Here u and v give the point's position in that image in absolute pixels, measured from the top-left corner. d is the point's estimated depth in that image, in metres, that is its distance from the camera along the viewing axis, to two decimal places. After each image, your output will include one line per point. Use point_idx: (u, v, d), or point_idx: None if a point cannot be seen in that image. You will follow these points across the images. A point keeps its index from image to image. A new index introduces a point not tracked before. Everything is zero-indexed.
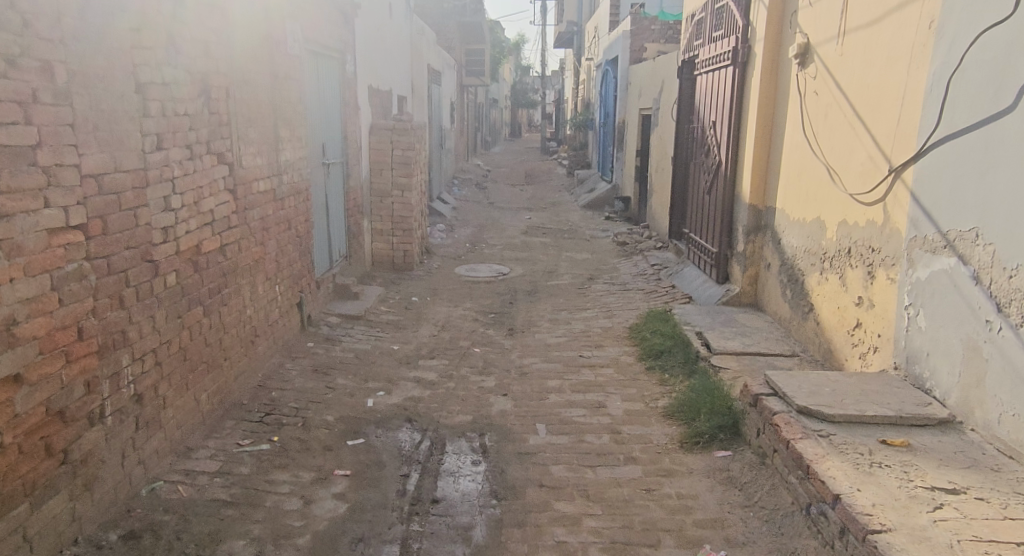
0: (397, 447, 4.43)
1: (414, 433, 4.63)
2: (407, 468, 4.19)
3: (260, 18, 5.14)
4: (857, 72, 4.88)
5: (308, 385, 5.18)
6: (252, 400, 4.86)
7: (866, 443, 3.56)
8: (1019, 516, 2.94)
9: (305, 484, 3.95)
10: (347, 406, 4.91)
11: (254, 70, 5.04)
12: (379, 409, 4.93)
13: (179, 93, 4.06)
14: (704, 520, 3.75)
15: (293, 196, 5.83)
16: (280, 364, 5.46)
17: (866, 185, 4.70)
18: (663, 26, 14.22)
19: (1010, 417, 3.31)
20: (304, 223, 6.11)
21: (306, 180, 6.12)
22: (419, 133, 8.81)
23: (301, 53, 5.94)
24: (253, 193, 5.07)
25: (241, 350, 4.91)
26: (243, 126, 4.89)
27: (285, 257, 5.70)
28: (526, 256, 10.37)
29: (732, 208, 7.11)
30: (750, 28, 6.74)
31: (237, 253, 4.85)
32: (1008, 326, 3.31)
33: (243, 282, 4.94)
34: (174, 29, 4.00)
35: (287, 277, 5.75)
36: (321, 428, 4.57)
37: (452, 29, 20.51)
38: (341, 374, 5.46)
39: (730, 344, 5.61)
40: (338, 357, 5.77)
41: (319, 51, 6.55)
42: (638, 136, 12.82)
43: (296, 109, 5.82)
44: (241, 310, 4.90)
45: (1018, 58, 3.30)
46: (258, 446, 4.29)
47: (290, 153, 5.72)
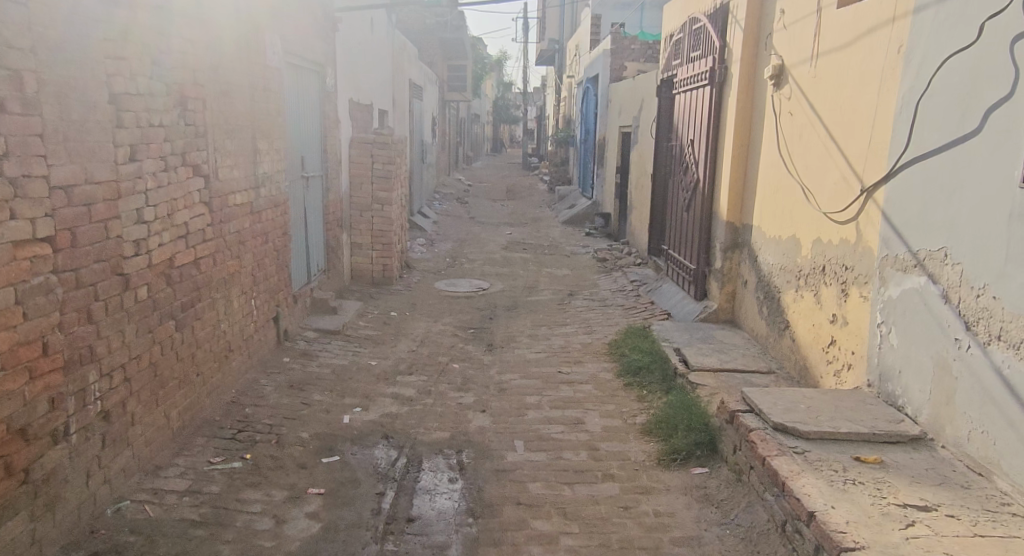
0: (373, 465, 4.39)
1: (390, 450, 4.60)
2: (382, 486, 4.16)
3: (239, 30, 5.12)
4: (830, 94, 4.96)
5: (283, 401, 5.14)
6: (224, 416, 4.80)
7: (841, 460, 3.59)
8: (988, 532, 2.96)
9: (278, 503, 3.91)
10: (323, 423, 4.87)
11: (232, 81, 5.02)
12: (355, 425, 4.90)
13: (154, 105, 4.03)
14: (680, 537, 3.76)
15: (271, 209, 5.79)
16: (255, 380, 5.40)
17: (839, 204, 4.77)
18: (643, 46, 14.38)
19: (979, 434, 3.35)
20: (282, 236, 6.07)
21: (285, 193, 6.09)
22: (400, 147, 8.80)
23: (281, 66, 5.92)
24: (230, 206, 5.03)
25: (214, 365, 4.86)
26: (220, 139, 4.86)
27: (262, 271, 5.66)
28: (506, 271, 10.39)
29: (709, 226, 7.18)
30: (727, 49, 6.85)
31: (212, 266, 4.81)
32: (976, 344, 3.36)
33: (218, 296, 4.89)
34: (150, 40, 3.97)
35: (263, 291, 5.71)
36: (295, 445, 4.52)
37: (433, 45, 20.60)
38: (317, 390, 5.41)
39: (707, 360, 5.65)
40: (314, 373, 5.72)
41: (299, 63, 6.54)
42: (618, 153, 12.91)
43: (276, 121, 5.80)
44: (214, 325, 4.85)
45: (981, 83, 3.39)
46: (230, 463, 4.24)
47: (268, 166, 5.70)
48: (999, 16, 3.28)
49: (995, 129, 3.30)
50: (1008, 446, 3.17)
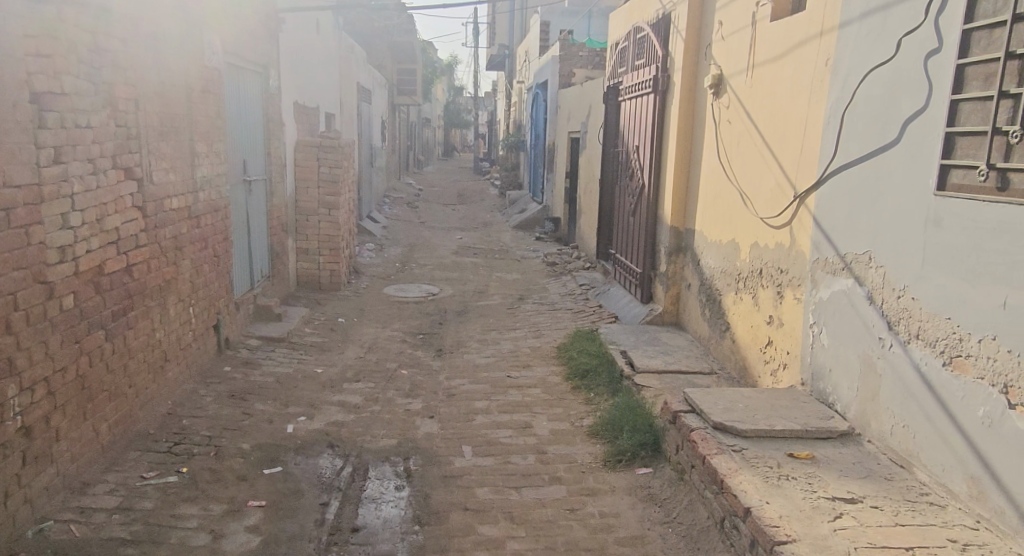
0: (317, 475, 4.36)
1: (336, 459, 4.57)
2: (327, 496, 4.14)
3: (175, 29, 5.03)
4: (765, 103, 5.12)
5: (224, 411, 5.06)
6: (160, 429, 4.71)
7: (775, 457, 3.70)
8: (909, 522, 3.07)
9: (216, 517, 3.86)
10: (266, 433, 4.81)
11: (167, 82, 4.94)
12: (299, 434, 4.85)
13: (82, 105, 3.95)
14: (624, 537, 3.84)
15: (210, 214, 5.70)
16: (193, 391, 5.30)
17: (775, 209, 4.92)
18: (591, 53, 14.58)
19: (901, 428, 3.49)
20: (222, 242, 5.97)
21: (225, 198, 5.99)
22: (348, 150, 8.75)
23: (221, 67, 5.84)
24: (165, 210, 4.94)
25: (148, 376, 4.76)
26: (154, 141, 4.77)
27: (201, 278, 5.57)
28: (456, 276, 10.39)
29: (653, 231, 7.32)
30: (670, 58, 7.00)
31: (146, 272, 4.71)
32: (897, 342, 3.51)
33: (152, 304, 4.80)
34: (77, 38, 3.89)
35: (203, 299, 5.61)
36: (235, 457, 4.46)
37: (382, 48, 20.52)
38: (260, 399, 5.34)
39: (652, 362, 5.76)
40: (257, 382, 5.65)
41: (241, 65, 6.44)
42: (567, 158, 13.04)
43: (215, 124, 5.71)
44: (148, 333, 4.75)
45: (899, 95, 3.55)
46: (165, 478, 4.16)
47: (207, 169, 5.60)
48: (914, 32, 3.43)
49: (909, 139, 3.45)
50: (926, 439, 3.32)
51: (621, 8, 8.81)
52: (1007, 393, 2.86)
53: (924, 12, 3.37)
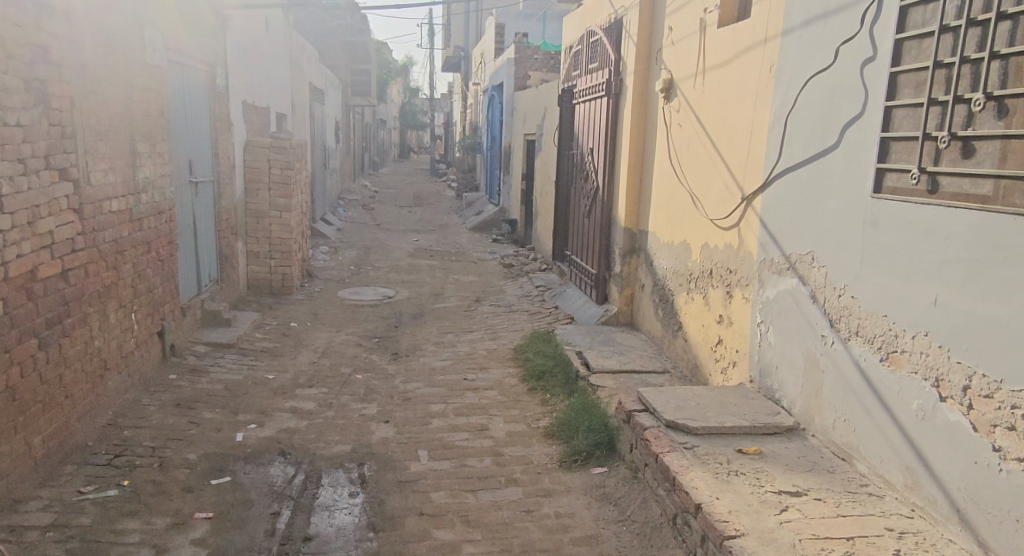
0: (268, 484, 4.32)
1: (287, 467, 4.53)
2: (278, 505, 4.10)
3: (114, 27, 4.94)
4: (713, 107, 5.23)
5: (168, 421, 4.98)
6: (99, 441, 4.61)
7: (724, 453, 3.78)
8: (850, 512, 3.17)
9: (159, 531, 3.79)
10: (213, 442, 4.75)
11: (106, 80, 4.84)
12: (249, 443, 4.80)
13: (11, 102, 3.87)
14: (579, 537, 3.89)
15: (153, 217, 5.59)
16: (136, 400, 5.20)
17: (724, 211, 5.03)
18: (546, 56, 14.68)
19: (842, 422, 3.61)
20: (167, 245, 5.87)
21: (169, 199, 5.89)
22: (300, 152, 8.67)
23: (165, 65, 5.75)
24: (104, 213, 4.84)
25: (86, 386, 4.66)
26: (92, 140, 4.67)
27: (144, 283, 5.46)
28: (412, 278, 10.36)
29: (608, 232, 7.41)
30: (622, 62, 7.11)
31: (84, 277, 4.62)
32: (839, 339, 3.63)
33: (91, 311, 4.70)
34: (5, 33, 3.81)
35: (146, 305, 5.51)
36: (180, 468, 4.39)
37: (335, 48, 20.36)
38: (207, 407, 5.26)
39: (607, 362, 5.83)
40: (204, 389, 5.56)
41: (186, 64, 6.34)
42: (522, 160, 13.10)
43: (158, 124, 5.62)
44: (86, 342, 4.65)
45: (838, 101, 3.66)
46: (104, 492, 4.07)
47: (149, 170, 5.51)
48: (851, 41, 3.55)
49: (848, 144, 3.57)
50: (865, 432, 3.43)
51: (574, 13, 8.90)
52: (938, 387, 2.98)
53: (859, 21, 3.49)
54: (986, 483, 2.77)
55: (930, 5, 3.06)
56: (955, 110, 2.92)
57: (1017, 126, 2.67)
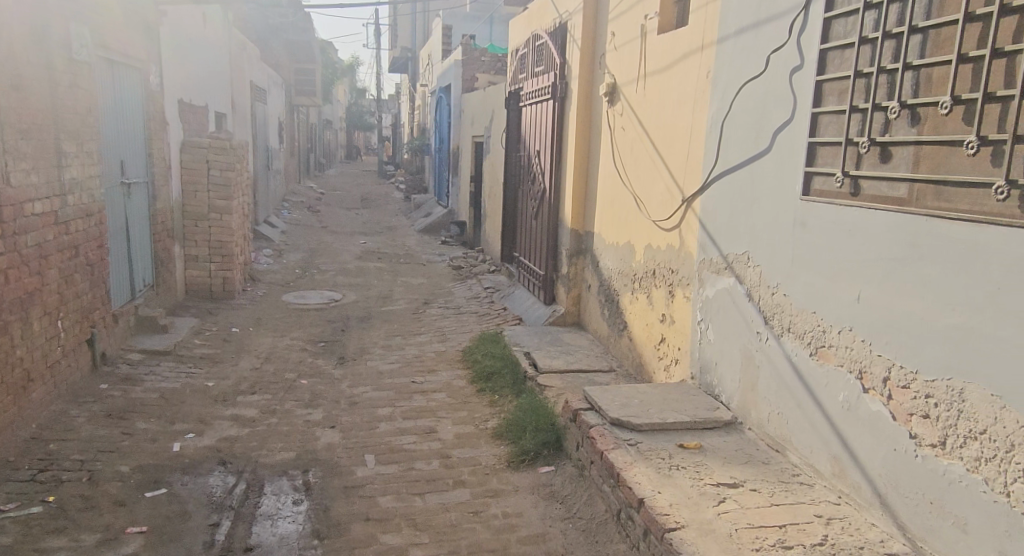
0: (207, 494, 4.27)
1: (227, 476, 4.49)
2: (217, 516, 4.06)
3: (35, 21, 4.82)
4: (654, 111, 5.36)
5: (99, 432, 4.88)
6: (23, 455, 4.49)
7: (666, 448, 3.88)
8: (783, 501, 3.30)
9: (89, 547, 3.72)
10: (148, 453, 4.67)
11: (28, 76, 4.73)
12: (186, 453, 4.73)
13: None
14: (526, 536, 3.96)
15: (81, 219, 5.47)
16: (63, 411, 5.08)
17: (666, 213, 5.16)
18: (493, 58, 14.76)
19: (775, 415, 3.76)
20: (96, 249, 5.75)
21: (99, 201, 5.77)
22: (240, 152, 8.56)
23: (93, 60, 5.63)
24: (26, 215, 4.73)
25: (7, 399, 4.54)
26: (13, 139, 4.56)
27: (71, 289, 5.34)
28: (359, 281, 10.31)
29: (555, 233, 7.51)
30: (567, 65, 7.22)
31: (5, 284, 4.50)
32: (772, 335, 3.78)
33: (12, 319, 4.58)
34: None
35: (74, 312, 5.39)
36: (112, 481, 4.31)
37: (278, 47, 20.09)
38: (140, 417, 5.17)
39: (554, 362, 5.92)
40: (138, 399, 5.46)
41: (117, 61, 6.21)
42: (471, 162, 13.14)
43: (86, 122, 5.50)
44: (7, 352, 4.53)
45: (769, 107, 3.81)
46: (27, 509, 3.97)
47: (77, 171, 5.38)
48: (781, 50, 3.70)
49: (779, 148, 3.71)
50: (797, 424, 3.58)
51: (519, 16, 8.97)
52: (862, 379, 3.13)
53: (788, 31, 3.64)
54: (904, 468, 2.93)
55: (850, 17, 3.22)
56: (873, 117, 3.07)
57: (928, 133, 2.82)
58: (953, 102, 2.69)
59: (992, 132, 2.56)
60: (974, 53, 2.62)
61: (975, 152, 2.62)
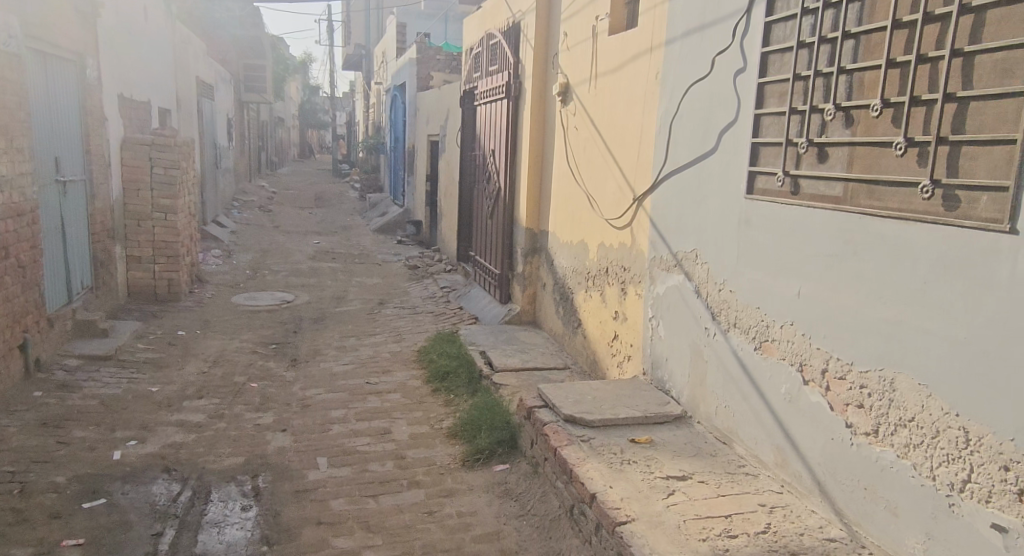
0: (150, 503, 4.19)
1: (171, 484, 4.41)
2: (160, 525, 3.99)
3: None
4: (606, 111, 5.43)
5: (34, 442, 4.75)
6: None
7: (618, 443, 3.95)
8: (729, 492, 3.39)
9: None
10: (87, 463, 4.57)
11: None
12: (128, 461, 4.64)
13: None
14: (480, 535, 3.99)
15: (11, 219, 5.33)
16: None
17: (618, 211, 5.24)
18: (448, 57, 14.78)
19: (723, 408, 3.85)
20: (28, 250, 5.61)
21: (31, 200, 5.62)
22: (185, 150, 8.42)
23: (23, 51, 5.49)
24: None
25: None
26: None
27: (1, 292, 5.20)
28: (312, 282, 10.21)
29: (510, 232, 7.55)
30: (520, 65, 7.26)
31: None
32: (720, 330, 3.87)
33: None
34: None
35: (4, 316, 5.24)
36: (47, 493, 4.20)
37: (226, 42, 19.76)
38: (77, 426, 5.06)
39: (509, 361, 5.96)
40: (76, 406, 5.34)
41: (51, 53, 6.07)
42: (426, 161, 13.11)
43: (17, 115, 5.36)
44: None
45: (715, 108, 3.90)
46: None
47: (6, 168, 5.24)
48: (725, 52, 3.79)
49: (725, 148, 3.81)
50: (743, 416, 3.68)
51: (473, 15, 8.99)
52: (803, 371, 3.23)
53: (732, 34, 3.73)
54: (841, 457, 3.04)
55: (789, 22, 3.32)
56: (811, 118, 3.18)
57: (861, 134, 2.93)
58: (883, 104, 2.80)
59: (918, 134, 2.67)
60: (901, 59, 2.73)
61: (903, 153, 2.72)
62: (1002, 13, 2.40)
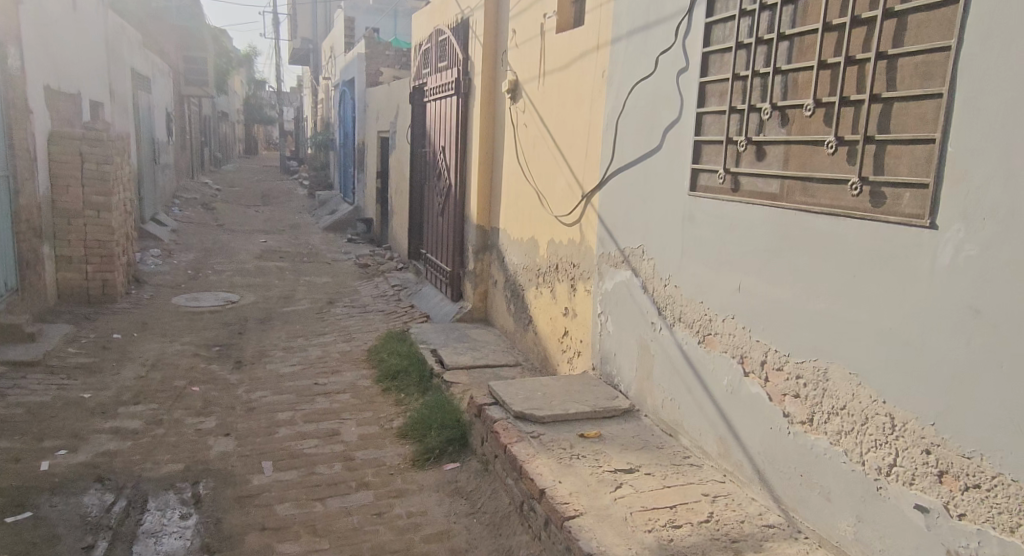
0: (81, 515, 4.08)
1: (105, 494, 4.30)
2: (92, 538, 3.89)
3: None
4: (554, 108, 5.47)
5: None
6: None
7: (568, 438, 3.99)
8: (674, 483, 3.46)
9: None
10: (14, 475, 4.43)
11: None
12: (58, 472, 4.51)
13: None
14: (431, 534, 4.00)
15: None
16: None
17: (567, 208, 5.29)
18: (397, 53, 14.71)
19: (669, 401, 3.93)
20: None
21: None
22: (118, 145, 8.19)
23: None
24: None
25: None
26: None
27: None
28: (257, 281, 10.05)
29: (461, 230, 7.55)
30: (469, 62, 7.27)
31: None
32: (665, 325, 3.94)
33: None
34: None
35: None
36: None
37: (165, 35, 19.29)
38: (3, 436, 4.90)
39: (460, 359, 5.97)
40: (2, 416, 5.17)
41: None
42: (376, 158, 13.02)
43: None
44: None
45: (659, 106, 3.97)
46: None
47: None
48: (668, 52, 3.87)
49: (668, 146, 3.89)
50: (687, 408, 3.76)
51: (421, 12, 8.95)
52: (743, 363, 3.32)
53: (674, 34, 3.81)
54: (779, 445, 3.13)
55: (728, 22, 3.40)
56: (748, 118, 3.27)
57: (795, 133, 3.03)
58: (816, 104, 2.90)
59: (848, 133, 2.77)
60: (832, 60, 2.82)
61: (834, 151, 2.82)
62: (922, 18, 2.50)
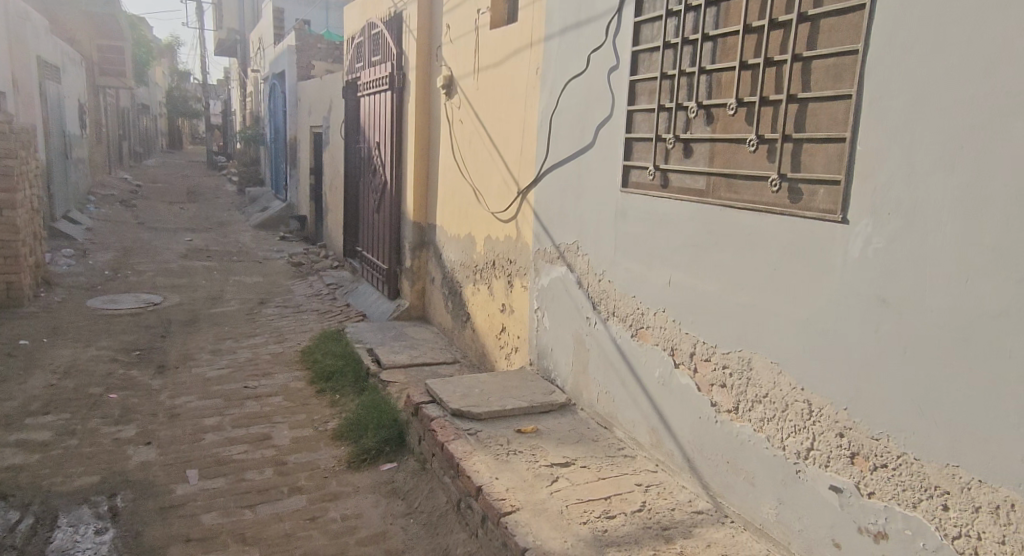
0: None
1: (10, 511, 4.13)
2: None
3: None
4: (488, 104, 5.49)
5: None
6: None
7: (505, 434, 4.02)
8: (609, 475, 3.53)
9: None
10: None
11: None
12: None
13: None
14: (366, 536, 3.99)
15: None
16: None
17: (503, 204, 5.32)
18: (329, 46, 14.45)
19: (603, 394, 4.00)
20: None
21: None
22: (24, 141, 7.82)
23: None
24: None
25: None
26: None
27: None
28: (183, 282, 9.78)
29: (398, 226, 7.50)
30: (404, 57, 7.22)
31: None
32: (600, 320, 4.01)
33: None
34: None
35: None
36: None
37: (79, 25, 18.51)
38: None
39: (395, 358, 5.94)
40: None
41: None
42: (309, 154, 12.80)
43: None
44: None
45: (591, 103, 4.03)
46: None
47: None
48: (599, 51, 3.93)
49: (601, 143, 3.95)
50: (621, 400, 3.83)
51: (353, 5, 8.84)
52: (673, 355, 3.40)
53: (605, 33, 3.87)
54: (707, 434, 3.22)
55: (656, 22, 3.47)
56: (676, 116, 3.35)
57: (720, 132, 3.12)
58: (738, 104, 2.99)
59: (768, 132, 2.87)
60: (753, 61, 2.92)
61: (756, 149, 2.93)
62: (833, 22, 2.60)
